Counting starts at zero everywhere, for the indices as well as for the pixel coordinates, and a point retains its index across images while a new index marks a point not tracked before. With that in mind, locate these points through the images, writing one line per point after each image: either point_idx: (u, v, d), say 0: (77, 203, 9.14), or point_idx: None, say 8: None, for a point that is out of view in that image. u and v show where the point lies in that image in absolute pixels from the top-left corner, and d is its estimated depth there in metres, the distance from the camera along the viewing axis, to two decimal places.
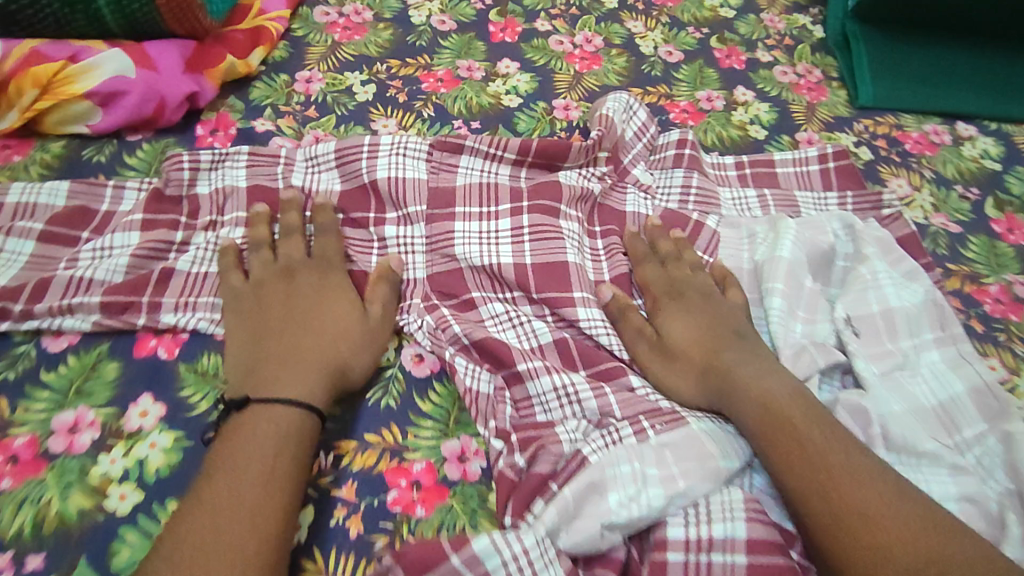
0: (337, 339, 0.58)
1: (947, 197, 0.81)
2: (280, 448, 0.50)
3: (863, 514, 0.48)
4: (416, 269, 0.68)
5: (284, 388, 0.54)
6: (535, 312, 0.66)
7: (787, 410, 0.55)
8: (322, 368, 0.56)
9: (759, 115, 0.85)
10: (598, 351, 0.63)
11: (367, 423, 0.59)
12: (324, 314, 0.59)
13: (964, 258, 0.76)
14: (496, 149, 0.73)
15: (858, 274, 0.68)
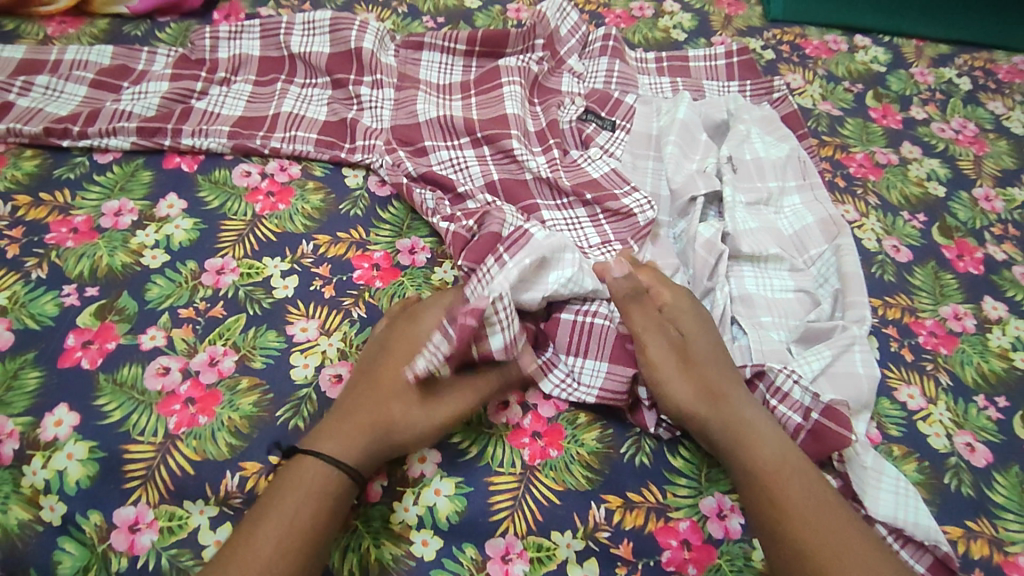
0: (417, 406, 0.59)
1: (834, 90, 0.97)
2: (312, 512, 0.52)
3: (830, 554, 0.52)
4: (382, 122, 0.82)
5: (348, 456, 0.56)
6: (476, 155, 0.80)
7: (787, 470, 0.57)
8: (390, 442, 0.57)
9: (682, 23, 1.02)
10: (524, 187, 0.77)
11: (339, 225, 0.73)
12: (393, 382, 0.60)
13: (839, 134, 0.92)
14: (450, 43, 0.90)
15: (738, 129, 0.84)
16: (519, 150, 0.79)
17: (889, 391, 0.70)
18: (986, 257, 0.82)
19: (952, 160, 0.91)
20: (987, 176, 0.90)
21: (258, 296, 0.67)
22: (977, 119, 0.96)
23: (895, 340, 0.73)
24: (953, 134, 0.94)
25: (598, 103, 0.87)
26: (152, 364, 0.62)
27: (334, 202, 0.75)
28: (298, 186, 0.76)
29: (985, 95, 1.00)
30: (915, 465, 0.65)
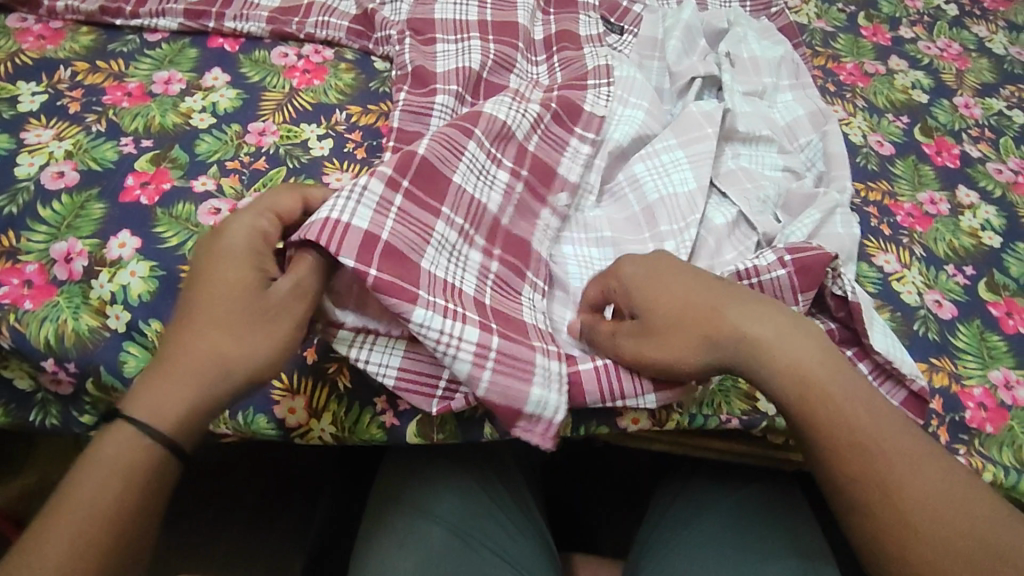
0: (232, 341, 0.51)
1: (828, 10, 1.04)
2: (130, 466, 0.49)
3: (895, 476, 0.51)
4: (400, 15, 0.85)
5: (149, 389, 0.50)
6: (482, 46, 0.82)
7: (854, 405, 0.53)
8: (193, 381, 0.50)
9: None
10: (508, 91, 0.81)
11: (370, 99, 0.80)
12: (207, 296, 0.52)
13: (831, 47, 0.99)
14: None
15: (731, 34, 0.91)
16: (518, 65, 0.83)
17: (869, 257, 0.75)
18: (961, 154, 0.88)
19: (936, 73, 0.98)
20: (968, 88, 0.97)
21: (297, 153, 0.73)
22: (962, 40, 1.03)
23: (874, 216, 0.79)
24: (939, 52, 1.01)
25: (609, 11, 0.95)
26: (204, 204, 0.68)
27: (364, 80, 0.82)
28: (332, 66, 0.82)
29: (970, 20, 1.07)
30: (888, 314, 0.71)
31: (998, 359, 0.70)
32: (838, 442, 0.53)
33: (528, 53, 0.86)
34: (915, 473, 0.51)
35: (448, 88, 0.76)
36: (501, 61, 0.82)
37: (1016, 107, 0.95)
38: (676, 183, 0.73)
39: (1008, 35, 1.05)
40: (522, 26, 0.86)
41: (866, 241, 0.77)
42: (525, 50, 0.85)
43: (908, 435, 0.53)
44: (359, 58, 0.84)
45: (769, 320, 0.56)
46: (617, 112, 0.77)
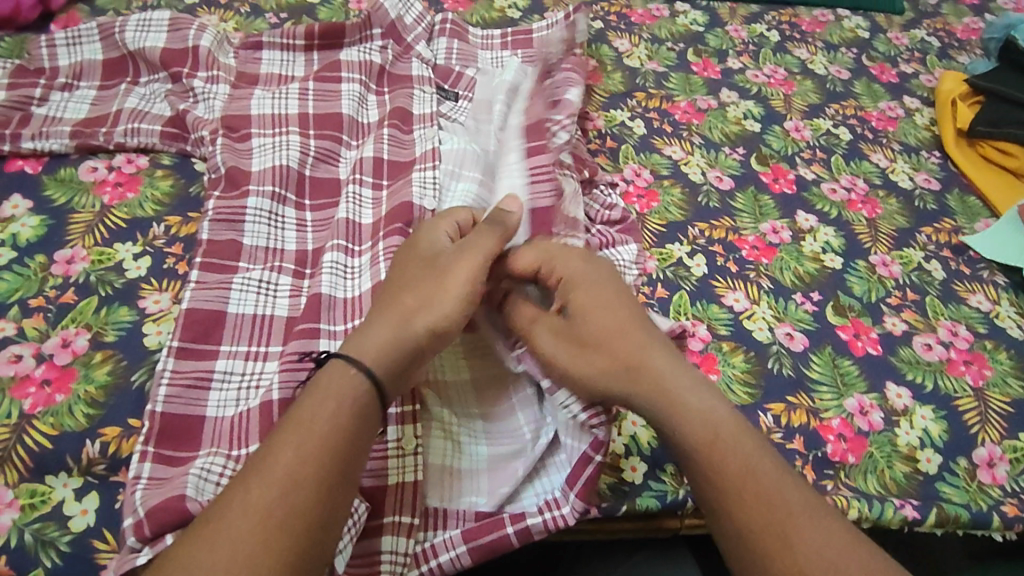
0: (411, 276, 0.58)
1: (658, 51, 1.07)
2: (332, 430, 0.48)
3: (783, 529, 0.47)
4: (213, 113, 0.81)
5: (354, 340, 0.54)
6: (302, 140, 0.79)
7: (747, 450, 0.50)
8: (387, 315, 0.55)
9: (516, 3, 1.10)
10: (333, 182, 0.78)
11: (190, 206, 0.75)
12: (404, 256, 0.61)
13: (665, 87, 1.01)
14: (288, 40, 0.91)
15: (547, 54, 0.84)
16: (342, 155, 0.81)
17: (717, 298, 0.76)
18: (796, 178, 0.91)
19: (765, 100, 1.01)
20: (796, 111, 1.01)
21: (110, 279, 0.68)
22: (785, 65, 1.08)
23: (721, 255, 0.80)
24: (766, 80, 1.05)
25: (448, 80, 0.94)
26: (1, 351, 0.61)
27: (185, 186, 0.77)
28: (147, 175, 0.77)
29: (791, 44, 1.12)
30: (743, 356, 0.71)
31: (852, 384, 0.71)
32: (727, 486, 0.49)
33: (354, 137, 0.83)
34: (802, 532, 0.47)
35: (262, 189, 0.73)
36: (320, 156, 0.79)
37: (841, 124, 1.00)
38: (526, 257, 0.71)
39: (826, 55, 1.12)
40: (345, 116, 0.84)
41: (713, 282, 0.77)
42: (349, 137, 0.83)
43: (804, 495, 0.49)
44: (179, 162, 0.79)
45: (685, 373, 0.54)
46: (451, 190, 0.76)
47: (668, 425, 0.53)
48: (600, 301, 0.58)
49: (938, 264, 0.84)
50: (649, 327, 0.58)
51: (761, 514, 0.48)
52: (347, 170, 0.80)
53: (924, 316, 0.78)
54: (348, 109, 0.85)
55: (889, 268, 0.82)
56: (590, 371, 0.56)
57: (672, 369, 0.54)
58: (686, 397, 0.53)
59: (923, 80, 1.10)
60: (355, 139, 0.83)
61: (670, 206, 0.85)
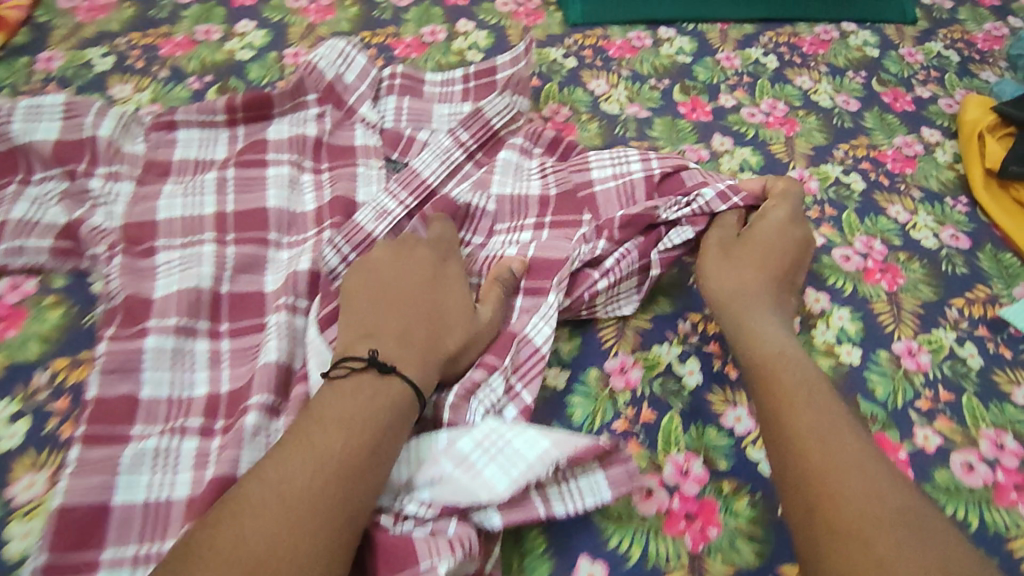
0: (445, 305, 0.62)
1: (640, 90, 0.94)
2: (348, 424, 0.50)
3: (815, 437, 0.52)
4: (112, 220, 0.69)
5: (391, 348, 0.57)
6: (218, 250, 0.68)
7: (792, 373, 0.57)
8: (429, 346, 0.58)
9: (477, 42, 0.96)
10: (259, 300, 0.67)
11: (81, 343, 0.63)
12: (423, 277, 0.64)
13: (649, 137, 0.88)
14: (207, 115, 0.78)
15: (456, 160, 0.78)
16: (273, 261, 0.70)
17: (715, 417, 0.65)
18: None
19: (763, 145, 0.88)
20: (799, 157, 0.88)
21: None
22: (786, 98, 0.95)
23: (716, 357, 0.69)
24: (763, 118, 0.92)
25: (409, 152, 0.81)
26: None
27: (77, 316, 0.65)
28: (34, 304, 0.65)
29: (791, 71, 0.99)
30: (747, 501, 0.59)
31: None
32: (768, 395, 0.56)
33: (284, 234, 0.72)
34: (824, 442, 0.51)
35: (165, 324, 0.63)
36: (243, 265, 0.68)
37: (853, 170, 0.87)
38: (510, 380, 0.63)
39: (832, 81, 0.98)
40: (272, 210, 0.72)
41: (709, 395, 0.66)
42: (276, 233, 0.72)
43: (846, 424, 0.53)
44: (74, 282, 0.67)
45: (781, 325, 0.63)
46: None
47: (746, 354, 0.61)
48: (761, 257, 0.68)
49: (973, 347, 0.72)
50: (776, 305, 0.66)
51: (791, 421, 0.53)
52: (277, 284, 0.68)
53: (961, 425, 0.66)
54: (277, 204, 0.73)
55: (917, 359, 0.70)
56: (716, 286, 0.67)
57: (772, 325, 0.63)
58: (765, 341, 0.61)
59: (943, 105, 0.97)
60: (294, 235, 0.72)
61: (655, 297, 0.74)
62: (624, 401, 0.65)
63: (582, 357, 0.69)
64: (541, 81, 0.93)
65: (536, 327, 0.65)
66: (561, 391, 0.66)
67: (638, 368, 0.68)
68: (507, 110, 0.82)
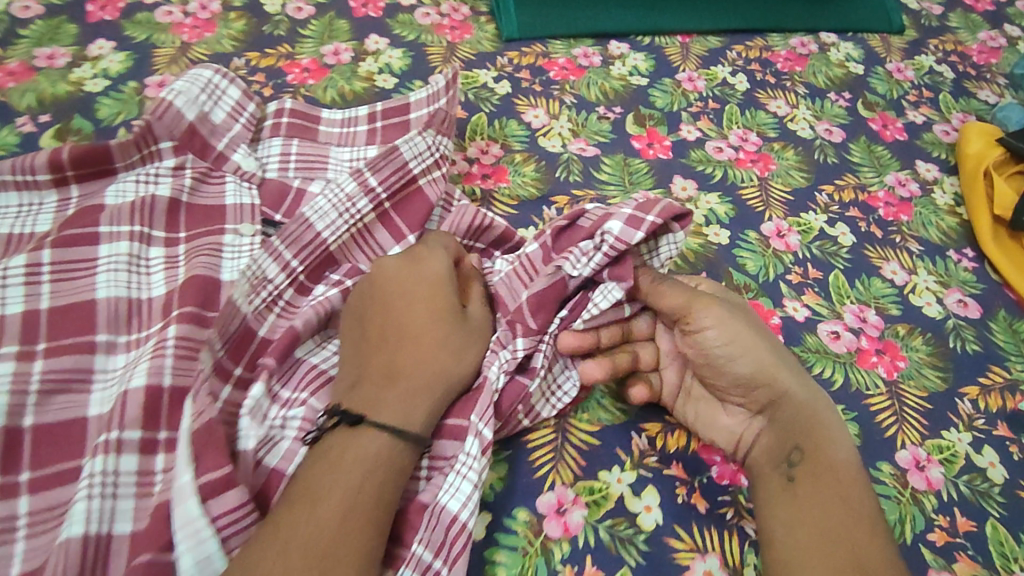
0: (435, 333, 0.52)
1: (586, 121, 0.78)
2: (361, 476, 0.44)
3: (857, 535, 0.47)
4: None
5: (381, 400, 0.48)
6: (21, 366, 0.52)
7: (838, 465, 0.50)
8: (429, 385, 0.50)
9: (389, 63, 0.80)
10: (79, 432, 0.51)
11: None
12: (403, 296, 0.53)
13: (597, 182, 0.73)
14: (26, 175, 0.61)
15: (364, 213, 0.62)
16: (102, 376, 0.54)
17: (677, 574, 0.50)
18: (784, 322, 0.63)
19: (733, 189, 0.74)
20: (776, 203, 0.73)
21: None
22: (759, 128, 0.80)
23: (681, 485, 0.54)
24: (732, 154, 0.77)
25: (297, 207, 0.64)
26: None
27: None
28: None
29: (763, 94, 0.85)
30: None
31: None
32: (809, 484, 0.49)
33: (119, 332, 0.56)
34: (868, 542, 0.46)
35: None
36: (53, 383, 0.52)
37: (839, 220, 0.73)
38: (425, 561, 0.46)
39: (811, 106, 0.84)
40: (102, 303, 0.56)
41: (671, 541, 0.51)
42: (106, 334, 0.55)
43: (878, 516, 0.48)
44: None
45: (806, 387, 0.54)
46: (287, 436, 0.51)
47: (805, 444, 0.51)
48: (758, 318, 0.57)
49: (993, 453, 0.58)
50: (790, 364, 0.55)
51: (837, 514, 0.48)
52: (106, 408, 0.52)
53: (988, 568, 0.52)
54: (113, 294, 0.56)
55: (926, 474, 0.56)
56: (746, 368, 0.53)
57: (813, 397, 0.53)
58: (836, 442, 0.51)
59: (939, 133, 0.83)
60: (135, 332, 0.56)
61: (603, 397, 0.58)
62: (562, 557, 0.50)
63: (510, 493, 0.52)
64: (466, 112, 0.77)
65: (452, 486, 0.49)
66: (481, 545, 0.50)
67: (580, 507, 0.52)
68: (430, 152, 0.64)
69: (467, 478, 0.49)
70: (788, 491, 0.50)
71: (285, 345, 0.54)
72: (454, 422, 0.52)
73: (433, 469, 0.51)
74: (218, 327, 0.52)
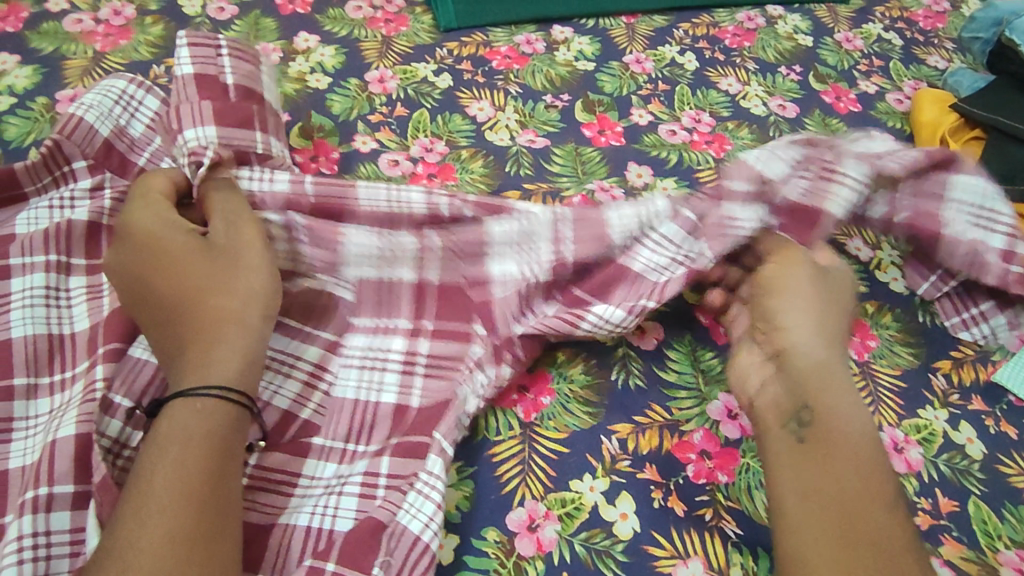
0: (197, 277, 0.46)
1: (533, 112, 0.75)
2: (189, 449, 0.38)
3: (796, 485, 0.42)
4: None
5: (185, 375, 0.42)
6: None
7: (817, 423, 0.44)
8: (210, 334, 0.44)
9: (322, 62, 0.76)
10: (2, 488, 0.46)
11: None
12: (157, 266, 0.47)
13: (549, 174, 0.69)
14: None
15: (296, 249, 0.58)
16: (28, 424, 0.49)
17: None
18: None
19: (689, 173, 0.71)
20: None
21: None
22: (711, 108, 0.78)
23: (657, 488, 0.50)
24: (686, 137, 0.75)
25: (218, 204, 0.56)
26: None
27: None
28: None
29: (713, 72, 0.82)
30: None
31: None
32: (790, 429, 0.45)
33: (41, 377, 0.50)
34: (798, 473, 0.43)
35: None
36: None
37: None
38: None
39: (763, 81, 0.82)
40: (18, 344, 0.50)
41: (652, 549, 0.47)
42: (25, 376, 0.50)
43: (842, 460, 0.42)
44: None
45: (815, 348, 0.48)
46: None
47: (819, 403, 0.45)
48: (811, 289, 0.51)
49: (969, 428, 0.56)
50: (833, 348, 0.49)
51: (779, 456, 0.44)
52: (31, 459, 0.46)
53: (973, 548, 0.50)
54: (30, 332, 0.51)
55: (906, 456, 0.54)
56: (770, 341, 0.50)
57: (815, 362, 0.48)
58: (832, 406, 0.45)
59: (892, 101, 0.82)
60: (60, 372, 0.51)
61: (569, 400, 0.54)
62: None
63: (476, 513, 0.48)
64: (407, 108, 0.73)
65: (412, 506, 0.45)
66: (448, 571, 0.46)
67: (553, 521, 0.48)
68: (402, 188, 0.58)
69: (428, 498, 0.46)
70: (795, 453, 0.44)
71: None
72: (415, 440, 0.49)
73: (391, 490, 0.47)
74: (118, 386, 0.49)
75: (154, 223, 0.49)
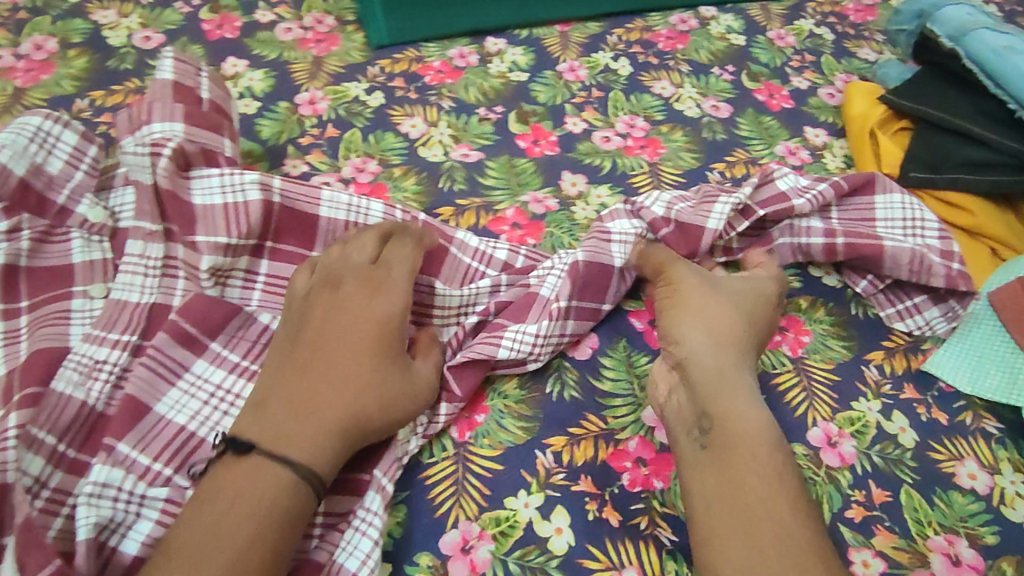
0: (366, 370, 0.48)
1: (466, 126, 0.75)
2: (254, 512, 0.42)
3: (705, 490, 0.45)
4: None
5: (285, 437, 0.45)
6: None
7: (718, 427, 0.47)
8: (339, 428, 0.46)
9: (251, 86, 0.75)
10: None
11: None
12: (335, 331, 0.49)
13: (482, 187, 0.69)
14: None
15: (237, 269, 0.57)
16: None
17: None
18: None
19: (623, 179, 0.71)
20: (667, 187, 0.71)
21: None
22: (645, 112, 0.78)
23: (591, 500, 0.50)
24: (619, 143, 0.75)
25: (180, 227, 0.57)
26: None
27: None
28: None
29: (647, 76, 0.83)
30: None
31: None
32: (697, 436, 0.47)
33: None
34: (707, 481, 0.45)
35: None
36: None
37: None
38: None
39: (696, 83, 0.83)
40: None
41: (586, 563, 0.47)
42: None
43: (746, 458, 0.45)
44: None
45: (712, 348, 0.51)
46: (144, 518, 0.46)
47: (715, 409, 0.48)
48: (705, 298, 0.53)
49: (902, 417, 0.56)
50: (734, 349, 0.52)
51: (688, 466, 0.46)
52: None
53: (906, 537, 0.50)
54: None
55: (839, 450, 0.54)
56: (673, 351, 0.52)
57: (718, 365, 0.50)
58: (733, 409, 0.48)
59: (825, 96, 0.83)
60: None
61: (503, 415, 0.54)
62: None
63: (409, 539, 0.48)
64: (338, 129, 0.72)
65: (350, 544, 0.46)
66: None
67: (486, 542, 0.47)
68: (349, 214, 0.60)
69: (366, 535, 0.46)
70: (702, 460, 0.46)
71: (124, 416, 0.49)
72: (353, 476, 0.49)
73: (327, 526, 0.47)
74: (43, 422, 0.48)
75: (380, 293, 0.51)
